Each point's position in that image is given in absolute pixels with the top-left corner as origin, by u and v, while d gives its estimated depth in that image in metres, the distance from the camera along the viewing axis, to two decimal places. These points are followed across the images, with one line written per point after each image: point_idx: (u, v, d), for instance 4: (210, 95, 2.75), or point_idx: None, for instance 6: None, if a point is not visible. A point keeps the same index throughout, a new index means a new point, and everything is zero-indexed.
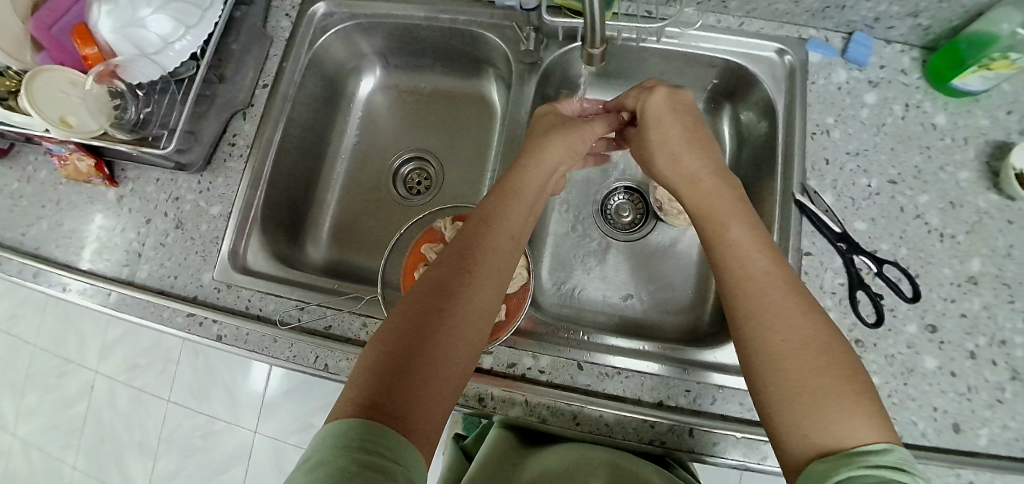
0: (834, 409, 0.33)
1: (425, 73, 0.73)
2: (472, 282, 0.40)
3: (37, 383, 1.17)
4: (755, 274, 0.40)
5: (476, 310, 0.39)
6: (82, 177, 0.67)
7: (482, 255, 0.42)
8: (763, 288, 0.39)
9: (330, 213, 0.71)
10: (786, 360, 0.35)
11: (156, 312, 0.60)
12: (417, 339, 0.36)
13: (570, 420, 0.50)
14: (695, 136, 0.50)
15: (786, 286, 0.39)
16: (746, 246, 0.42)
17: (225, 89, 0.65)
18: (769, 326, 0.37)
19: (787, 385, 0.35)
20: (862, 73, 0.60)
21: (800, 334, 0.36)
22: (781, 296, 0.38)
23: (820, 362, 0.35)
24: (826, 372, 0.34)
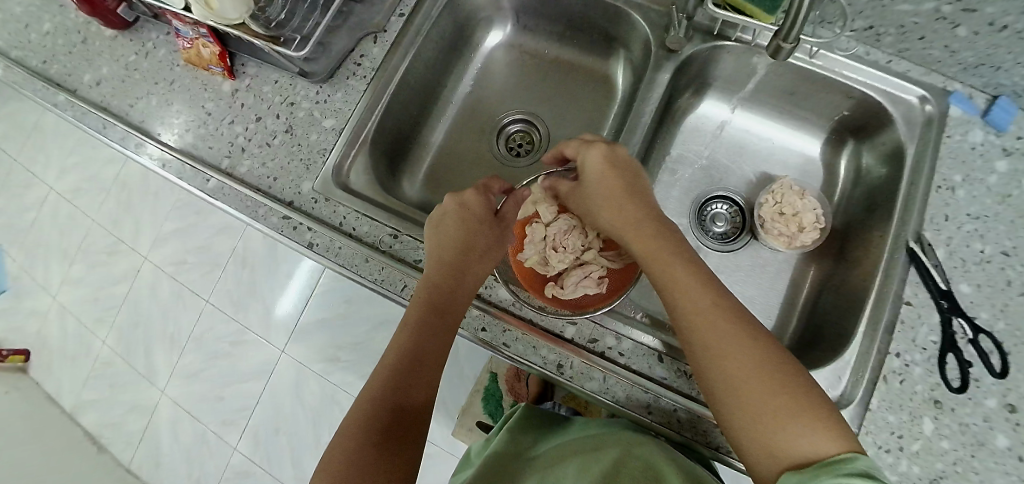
0: (787, 423, 0.38)
1: (552, 38, 0.72)
2: (438, 325, 0.50)
3: (84, 255, 1.20)
4: (698, 314, 0.44)
5: (439, 350, 0.50)
6: (202, 64, 0.69)
7: (448, 298, 0.51)
8: (700, 324, 0.44)
9: (430, 156, 0.71)
10: (745, 391, 0.40)
11: (252, 208, 0.61)
12: (398, 391, 0.47)
13: (642, 406, 0.51)
14: (630, 189, 0.52)
15: (723, 320, 0.43)
16: (685, 290, 0.46)
17: (361, 10, 0.65)
18: (720, 360, 0.42)
19: (746, 413, 0.40)
20: (998, 138, 0.58)
21: (754, 364, 0.41)
22: (724, 330, 0.43)
23: (768, 385, 0.40)
24: (779, 398, 0.39)
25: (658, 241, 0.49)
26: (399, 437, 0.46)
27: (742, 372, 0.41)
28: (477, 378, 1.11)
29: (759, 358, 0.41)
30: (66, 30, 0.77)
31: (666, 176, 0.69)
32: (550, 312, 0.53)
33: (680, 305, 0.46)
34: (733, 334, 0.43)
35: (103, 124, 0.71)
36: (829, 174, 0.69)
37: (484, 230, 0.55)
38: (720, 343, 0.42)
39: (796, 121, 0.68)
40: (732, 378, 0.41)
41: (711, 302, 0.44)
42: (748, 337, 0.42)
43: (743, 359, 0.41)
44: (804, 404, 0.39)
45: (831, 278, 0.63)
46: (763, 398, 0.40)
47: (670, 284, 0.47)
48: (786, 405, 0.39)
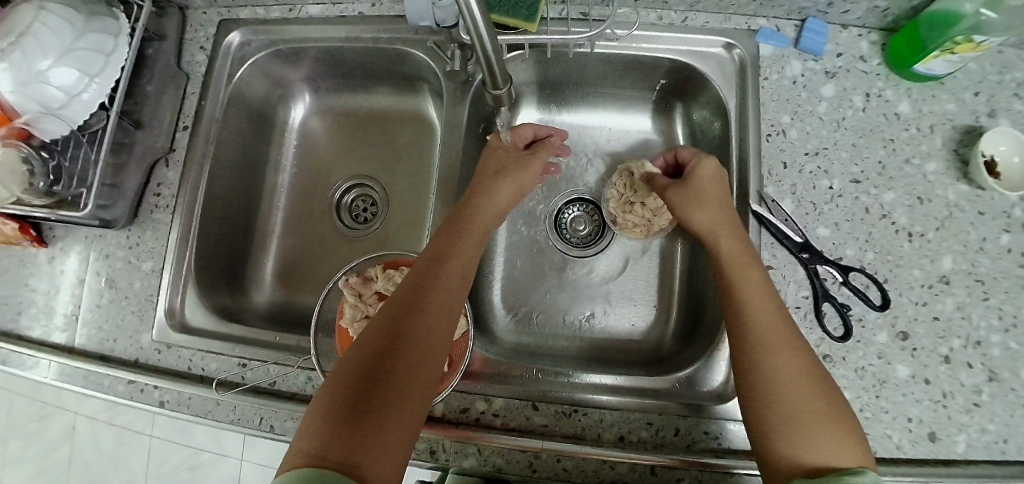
0: (810, 432, 0.37)
1: (359, 92, 0.68)
2: (418, 334, 0.40)
3: (18, 431, 1.16)
4: (758, 318, 0.42)
5: (434, 343, 0.41)
6: (9, 241, 0.63)
7: (427, 306, 0.42)
8: (760, 325, 0.41)
9: (272, 254, 0.68)
10: (783, 396, 0.38)
11: (97, 380, 0.57)
12: (377, 385, 0.37)
13: (526, 467, 0.48)
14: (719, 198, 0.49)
15: (785, 326, 0.42)
16: (753, 286, 0.44)
17: (143, 135, 0.60)
18: (770, 363, 0.40)
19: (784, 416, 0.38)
20: (818, 64, 0.55)
21: (796, 375, 0.39)
22: (780, 334, 0.41)
23: (807, 395, 0.38)
24: (828, 410, 0.38)
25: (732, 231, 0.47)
26: (373, 439, 0.34)
27: (793, 370, 0.39)
28: None
29: (803, 365, 0.40)
30: None
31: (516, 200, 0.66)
32: None
33: (740, 299, 0.43)
34: (784, 337, 0.41)
35: None
36: (668, 140, 0.65)
37: (470, 245, 0.48)
38: (783, 345, 0.40)
39: (627, 100, 0.64)
40: (770, 388, 0.39)
41: (780, 319, 0.42)
42: (796, 347, 0.41)
43: (793, 363, 0.40)
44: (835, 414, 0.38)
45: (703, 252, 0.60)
46: (811, 405, 0.38)
47: (742, 277, 0.44)
48: (821, 414, 0.37)
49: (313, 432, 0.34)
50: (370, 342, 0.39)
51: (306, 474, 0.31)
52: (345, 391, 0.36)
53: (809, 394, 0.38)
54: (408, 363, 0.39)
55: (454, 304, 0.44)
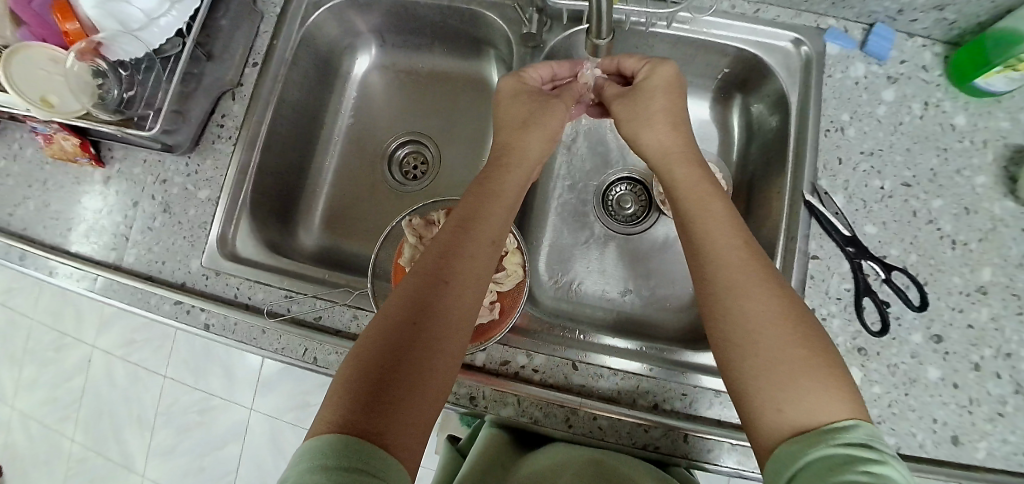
0: (787, 375, 0.34)
1: (423, 52, 0.70)
2: (440, 307, 0.38)
3: (35, 357, 1.18)
4: (728, 253, 0.40)
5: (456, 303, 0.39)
6: (68, 157, 0.64)
7: (450, 274, 0.40)
8: (721, 263, 0.40)
9: (322, 199, 0.69)
10: (754, 338, 0.35)
11: (144, 298, 0.58)
12: (392, 348, 0.35)
13: (562, 422, 0.50)
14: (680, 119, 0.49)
15: (753, 261, 0.39)
16: (713, 229, 0.42)
17: (212, 68, 0.61)
18: (734, 305, 0.37)
19: (760, 369, 0.35)
20: (881, 68, 0.57)
21: (766, 314, 0.36)
22: (744, 274, 0.38)
23: (784, 337, 0.35)
24: (797, 348, 0.34)
25: (701, 175, 0.46)
26: (386, 404, 0.33)
27: (765, 313, 0.36)
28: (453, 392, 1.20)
29: (774, 304, 0.37)
30: None
31: (565, 172, 0.67)
32: None
33: (703, 244, 0.41)
34: (750, 275, 0.38)
35: None
36: (723, 130, 0.67)
37: (500, 210, 0.46)
38: (755, 287, 0.37)
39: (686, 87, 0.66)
40: (737, 330, 0.36)
41: (749, 260, 0.39)
42: (773, 288, 0.38)
43: (770, 305, 0.36)
44: (823, 359, 0.34)
45: None
46: (786, 347, 0.34)
47: (704, 222, 0.42)
48: (802, 359, 0.34)
49: (332, 402, 0.33)
50: (390, 315, 0.38)
51: (328, 441, 0.30)
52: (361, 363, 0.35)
53: (781, 332, 0.35)
54: (432, 330, 0.37)
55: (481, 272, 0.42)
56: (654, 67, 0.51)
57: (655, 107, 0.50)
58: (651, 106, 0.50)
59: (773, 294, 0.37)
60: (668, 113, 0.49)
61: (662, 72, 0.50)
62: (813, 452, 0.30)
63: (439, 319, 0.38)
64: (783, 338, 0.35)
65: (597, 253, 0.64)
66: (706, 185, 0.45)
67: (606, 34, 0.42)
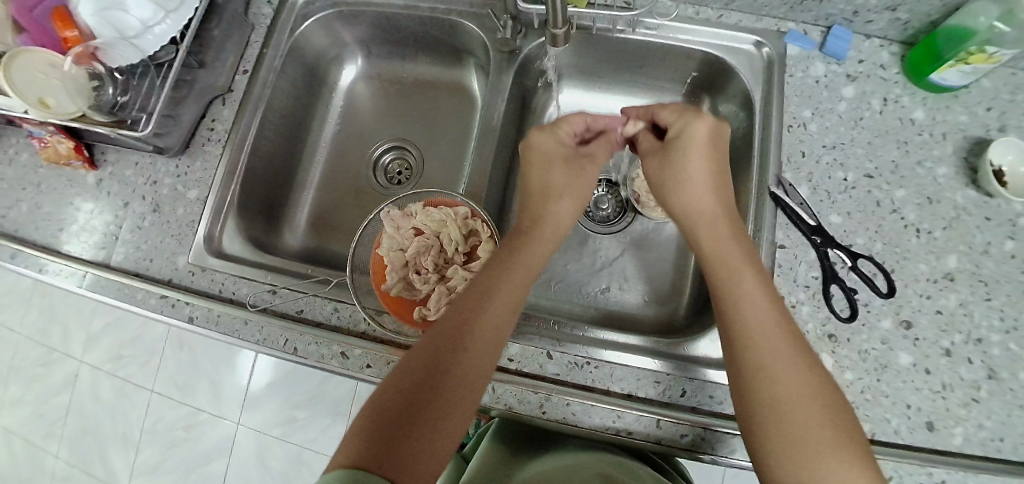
0: (817, 446, 0.36)
1: (407, 62, 0.74)
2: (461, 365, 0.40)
3: (23, 371, 1.18)
4: (753, 313, 0.42)
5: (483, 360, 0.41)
6: (62, 160, 0.67)
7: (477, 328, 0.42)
8: (750, 329, 0.41)
9: (310, 201, 0.71)
10: (777, 405, 0.38)
11: (130, 294, 0.60)
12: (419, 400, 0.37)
13: (537, 408, 0.50)
14: (714, 176, 0.50)
15: (781, 327, 0.41)
16: (745, 293, 0.43)
17: (205, 75, 0.64)
18: (763, 374, 0.39)
19: (783, 435, 0.37)
20: (840, 67, 0.59)
21: (798, 388, 0.38)
22: (778, 344, 0.40)
23: (816, 412, 0.37)
24: (818, 418, 0.37)
25: (727, 231, 0.47)
26: (407, 453, 0.34)
27: (795, 383, 0.38)
28: None
29: (807, 381, 0.39)
30: None
31: None
32: None
33: (731, 306, 0.43)
34: (785, 349, 0.40)
35: None
36: None
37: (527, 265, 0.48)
38: (780, 356, 0.40)
39: (658, 90, 0.69)
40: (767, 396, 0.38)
41: (784, 333, 0.41)
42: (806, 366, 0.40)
43: (796, 375, 0.39)
44: (842, 430, 0.37)
45: None
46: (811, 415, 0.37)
47: (735, 282, 0.44)
48: (831, 433, 0.36)
49: (352, 443, 0.34)
50: (414, 371, 0.39)
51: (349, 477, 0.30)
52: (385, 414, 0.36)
53: (807, 401, 0.37)
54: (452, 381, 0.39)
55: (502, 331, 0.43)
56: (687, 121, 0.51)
57: (690, 167, 0.50)
58: (686, 159, 0.51)
59: (801, 364, 0.39)
60: (703, 173, 0.50)
61: (701, 125, 0.50)
62: None
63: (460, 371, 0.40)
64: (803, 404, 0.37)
65: (575, 250, 0.66)
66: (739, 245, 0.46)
67: (563, 26, 0.49)
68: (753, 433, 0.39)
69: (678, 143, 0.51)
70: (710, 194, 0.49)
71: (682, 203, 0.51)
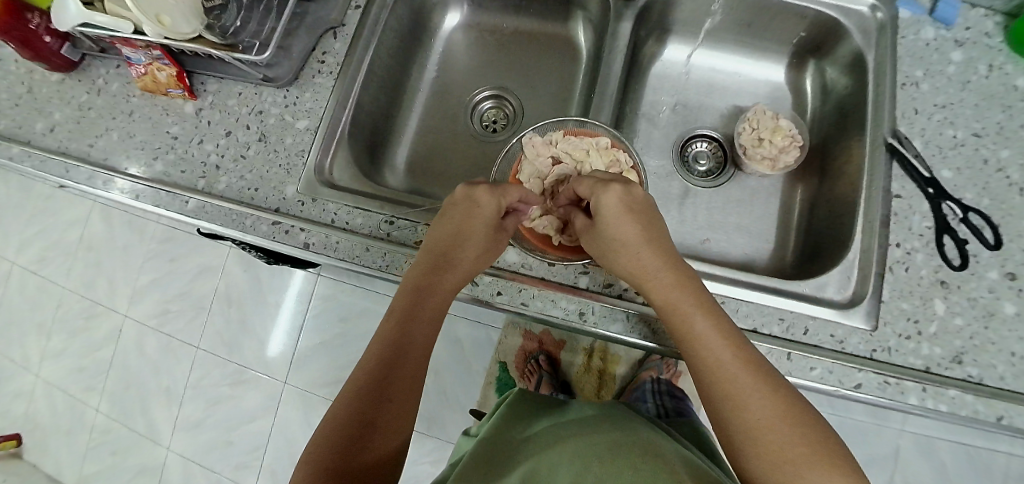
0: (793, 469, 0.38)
1: (508, 12, 0.73)
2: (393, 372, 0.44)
3: (61, 325, 1.15)
4: (712, 357, 0.43)
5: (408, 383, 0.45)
6: (159, 88, 0.66)
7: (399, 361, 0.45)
8: (712, 368, 0.43)
9: (406, 145, 0.71)
10: (754, 434, 0.40)
11: (236, 220, 0.59)
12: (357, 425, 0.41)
13: (671, 338, 0.50)
14: (652, 231, 0.48)
15: (738, 360, 0.43)
16: (709, 344, 0.43)
17: (316, 8, 0.64)
18: (736, 415, 0.41)
19: (766, 461, 0.39)
20: (949, 33, 0.61)
21: (769, 410, 0.40)
22: (739, 379, 0.42)
23: (788, 429, 0.39)
24: (792, 437, 0.39)
25: (675, 285, 0.46)
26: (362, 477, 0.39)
27: (765, 414, 0.40)
28: (488, 370, 1.11)
29: (772, 405, 0.41)
30: (8, 82, 0.73)
31: (641, 125, 0.70)
32: (558, 262, 0.53)
33: (700, 353, 0.44)
34: (750, 385, 0.42)
35: (62, 167, 0.67)
36: (796, 93, 0.71)
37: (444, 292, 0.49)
38: (747, 393, 0.41)
39: (756, 52, 0.71)
40: (751, 429, 0.40)
41: (752, 372, 0.42)
42: (774, 393, 0.41)
43: (764, 405, 0.41)
44: (812, 441, 0.39)
45: (819, 193, 0.65)
46: (781, 440, 0.39)
47: (699, 332, 0.44)
48: (806, 451, 0.38)
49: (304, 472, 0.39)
50: (358, 387, 0.43)
51: None
52: (341, 418, 0.42)
53: (779, 423, 0.40)
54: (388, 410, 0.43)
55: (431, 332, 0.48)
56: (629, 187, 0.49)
57: (628, 235, 0.47)
58: (622, 230, 0.47)
59: (769, 391, 0.41)
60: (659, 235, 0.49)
61: (610, 197, 0.47)
62: None
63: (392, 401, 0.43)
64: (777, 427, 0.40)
65: (676, 202, 0.67)
66: (678, 283, 0.46)
67: None
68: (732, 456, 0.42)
69: (598, 217, 0.48)
70: (643, 245, 0.47)
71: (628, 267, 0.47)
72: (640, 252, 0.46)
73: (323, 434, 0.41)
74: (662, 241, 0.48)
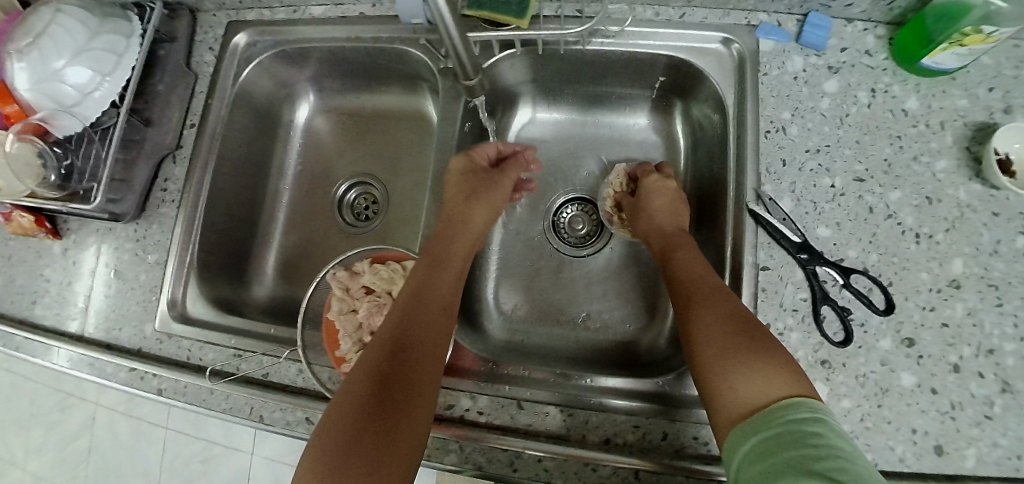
0: (730, 375, 0.39)
1: (361, 91, 0.70)
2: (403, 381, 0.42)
3: (40, 420, 1.20)
4: (696, 280, 0.46)
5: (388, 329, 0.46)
6: (26, 232, 0.66)
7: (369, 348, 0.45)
8: (698, 305, 0.44)
9: (275, 250, 0.70)
10: (723, 358, 0.40)
11: (101, 368, 0.60)
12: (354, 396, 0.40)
13: (507, 466, 0.47)
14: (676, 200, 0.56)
15: (710, 292, 0.44)
16: (696, 270, 0.47)
17: (152, 133, 0.62)
18: (706, 329, 0.42)
19: (726, 359, 0.39)
20: (820, 59, 0.54)
21: (721, 310, 0.42)
22: (707, 306, 0.43)
23: (745, 335, 0.40)
24: (751, 342, 0.39)
25: (675, 230, 0.54)
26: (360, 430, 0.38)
27: (723, 332, 0.41)
28: None
29: (727, 310, 0.42)
30: None
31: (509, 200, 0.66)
32: None
33: (686, 300, 0.45)
34: (715, 316, 0.42)
35: None
36: (668, 139, 0.65)
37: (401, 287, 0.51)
38: (704, 312, 0.43)
39: (625, 98, 0.64)
40: (710, 347, 0.41)
41: (722, 303, 0.43)
42: (740, 318, 0.41)
43: (721, 314, 0.42)
44: (761, 333, 0.40)
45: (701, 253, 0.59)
46: (742, 333, 0.40)
47: (681, 272, 0.48)
48: (750, 342, 0.39)
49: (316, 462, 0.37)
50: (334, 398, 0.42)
51: None
52: (328, 455, 0.37)
53: (734, 327, 0.41)
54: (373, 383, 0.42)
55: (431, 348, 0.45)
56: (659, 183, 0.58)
57: (654, 203, 0.56)
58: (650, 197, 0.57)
59: (721, 303, 0.43)
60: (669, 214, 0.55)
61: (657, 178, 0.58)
62: (760, 434, 0.35)
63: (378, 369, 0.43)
64: (730, 334, 0.40)
65: (550, 277, 0.63)
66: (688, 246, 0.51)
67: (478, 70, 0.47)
68: (702, 384, 0.41)
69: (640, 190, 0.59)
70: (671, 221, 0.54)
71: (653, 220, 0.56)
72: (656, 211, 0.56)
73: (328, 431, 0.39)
74: (675, 199, 0.56)
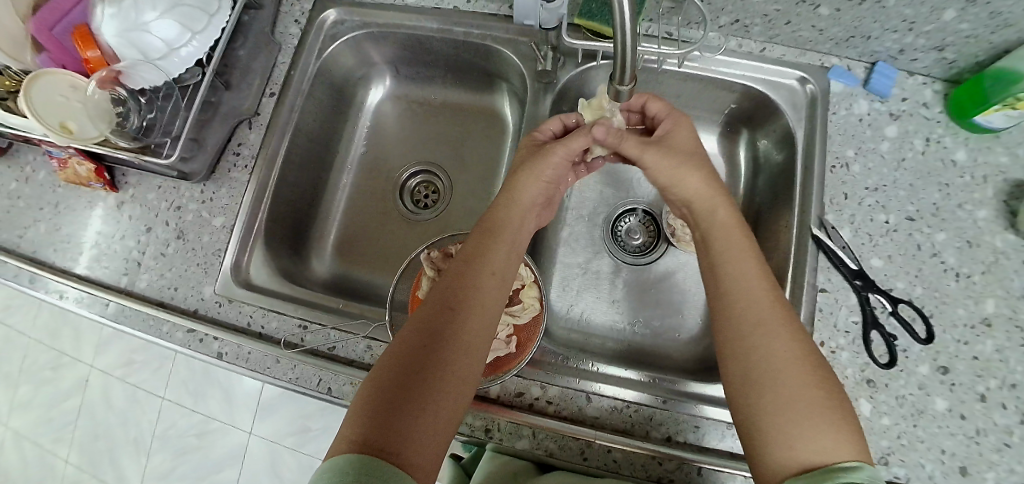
0: (785, 424, 0.36)
1: (436, 83, 0.73)
2: (457, 348, 0.40)
3: (30, 375, 1.17)
4: (745, 295, 0.42)
5: (457, 289, 0.44)
6: (81, 181, 0.64)
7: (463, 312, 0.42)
8: (769, 332, 0.40)
9: (334, 228, 0.70)
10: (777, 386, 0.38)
11: (154, 326, 0.59)
12: (406, 354, 0.39)
13: (578, 454, 0.50)
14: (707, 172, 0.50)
15: (767, 309, 0.41)
16: (747, 281, 0.43)
17: (230, 97, 0.62)
18: (763, 350, 0.40)
19: (781, 399, 0.37)
20: (883, 105, 0.59)
21: (781, 344, 0.39)
22: (769, 319, 0.41)
23: (798, 367, 0.38)
24: (810, 381, 0.38)
25: (727, 219, 0.48)
26: (400, 396, 0.37)
27: (782, 364, 0.39)
28: None
29: (792, 343, 0.40)
30: None
31: (574, 203, 0.69)
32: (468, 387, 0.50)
33: (749, 320, 0.41)
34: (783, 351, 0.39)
35: None
36: (730, 163, 0.69)
37: (504, 250, 0.48)
38: (763, 336, 0.40)
39: (693, 119, 0.69)
40: (765, 379, 0.38)
41: (789, 335, 0.40)
42: (805, 358, 0.39)
43: (783, 345, 0.39)
44: (823, 384, 0.38)
45: None
46: (792, 367, 0.38)
47: (733, 274, 0.44)
48: (816, 390, 0.37)
49: (353, 423, 0.36)
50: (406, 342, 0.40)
51: (354, 458, 0.32)
52: (374, 406, 0.36)
53: (795, 363, 0.38)
54: (443, 357, 0.39)
55: (481, 320, 0.43)
56: (677, 118, 0.54)
57: (688, 179, 0.50)
58: (681, 150, 0.51)
59: (784, 336, 0.40)
60: (695, 159, 0.51)
61: (684, 127, 0.53)
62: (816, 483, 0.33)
63: (446, 337, 0.40)
64: (792, 369, 0.38)
65: (608, 281, 0.66)
66: (735, 226, 0.47)
67: (631, 81, 0.37)
68: (746, 417, 0.39)
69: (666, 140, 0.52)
70: (706, 178, 0.49)
71: (684, 191, 0.50)
72: (692, 178, 0.49)
73: (375, 383, 0.38)
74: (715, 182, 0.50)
